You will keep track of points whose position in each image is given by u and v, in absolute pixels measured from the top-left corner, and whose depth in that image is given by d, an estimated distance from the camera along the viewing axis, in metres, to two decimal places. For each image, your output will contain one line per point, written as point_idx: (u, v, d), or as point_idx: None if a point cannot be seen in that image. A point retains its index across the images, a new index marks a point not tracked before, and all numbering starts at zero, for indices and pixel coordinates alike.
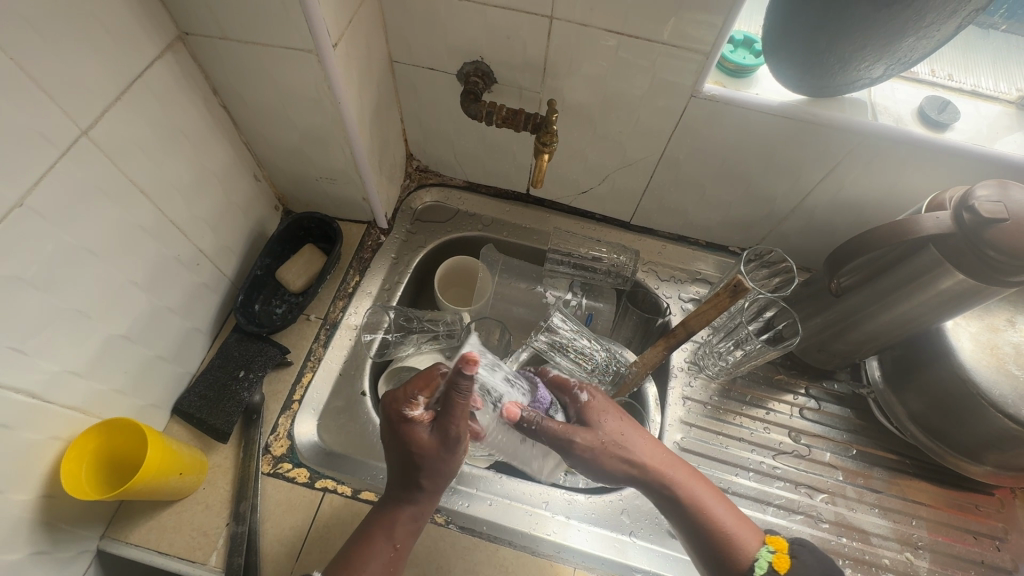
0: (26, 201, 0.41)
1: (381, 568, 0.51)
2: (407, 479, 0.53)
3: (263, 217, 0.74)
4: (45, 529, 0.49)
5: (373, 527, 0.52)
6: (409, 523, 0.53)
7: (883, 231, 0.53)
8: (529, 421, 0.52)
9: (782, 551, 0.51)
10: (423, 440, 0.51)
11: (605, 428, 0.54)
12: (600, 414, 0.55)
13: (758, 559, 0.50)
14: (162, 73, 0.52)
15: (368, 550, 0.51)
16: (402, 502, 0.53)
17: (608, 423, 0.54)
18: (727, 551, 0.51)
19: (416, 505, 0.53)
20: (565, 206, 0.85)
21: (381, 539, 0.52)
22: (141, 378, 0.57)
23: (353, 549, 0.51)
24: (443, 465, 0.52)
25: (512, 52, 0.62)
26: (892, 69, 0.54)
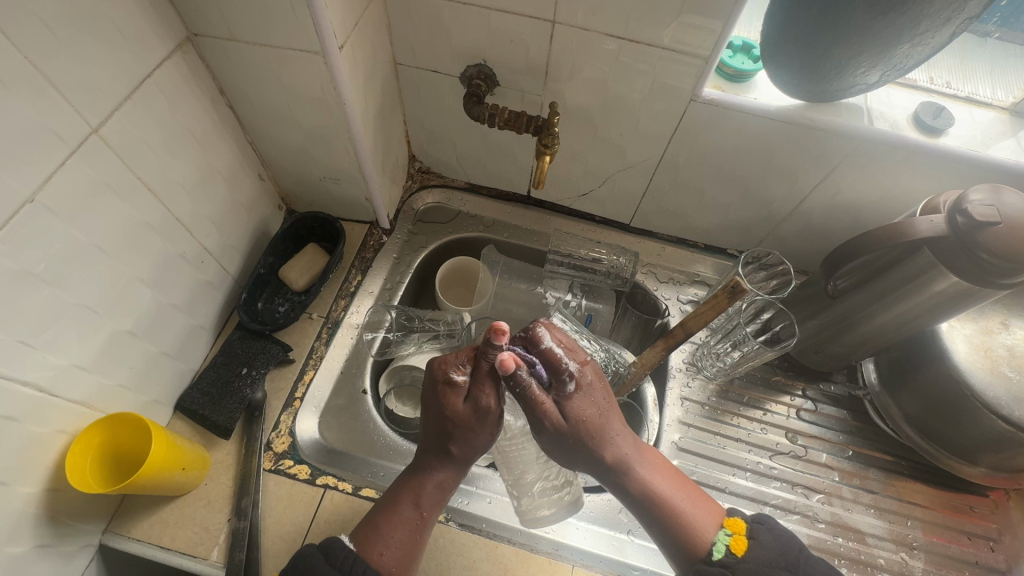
0: (38, 197, 0.42)
1: (406, 534, 0.51)
2: (439, 445, 0.53)
3: (266, 217, 0.74)
4: (48, 522, 0.49)
5: (399, 495, 0.52)
6: (436, 490, 0.53)
7: (878, 234, 0.53)
8: (518, 381, 0.49)
9: (741, 533, 0.51)
10: (460, 406, 0.51)
11: (584, 414, 0.51)
12: (587, 394, 0.51)
13: (714, 545, 0.51)
14: (170, 72, 0.52)
15: (390, 515, 0.51)
16: (428, 472, 0.53)
17: (586, 409, 0.51)
18: (681, 537, 0.52)
19: (442, 475, 0.53)
20: (566, 208, 0.86)
21: (407, 504, 0.52)
22: (145, 374, 0.58)
23: (380, 516, 0.52)
24: (473, 436, 0.52)
25: (515, 55, 0.63)
26: (888, 74, 0.55)
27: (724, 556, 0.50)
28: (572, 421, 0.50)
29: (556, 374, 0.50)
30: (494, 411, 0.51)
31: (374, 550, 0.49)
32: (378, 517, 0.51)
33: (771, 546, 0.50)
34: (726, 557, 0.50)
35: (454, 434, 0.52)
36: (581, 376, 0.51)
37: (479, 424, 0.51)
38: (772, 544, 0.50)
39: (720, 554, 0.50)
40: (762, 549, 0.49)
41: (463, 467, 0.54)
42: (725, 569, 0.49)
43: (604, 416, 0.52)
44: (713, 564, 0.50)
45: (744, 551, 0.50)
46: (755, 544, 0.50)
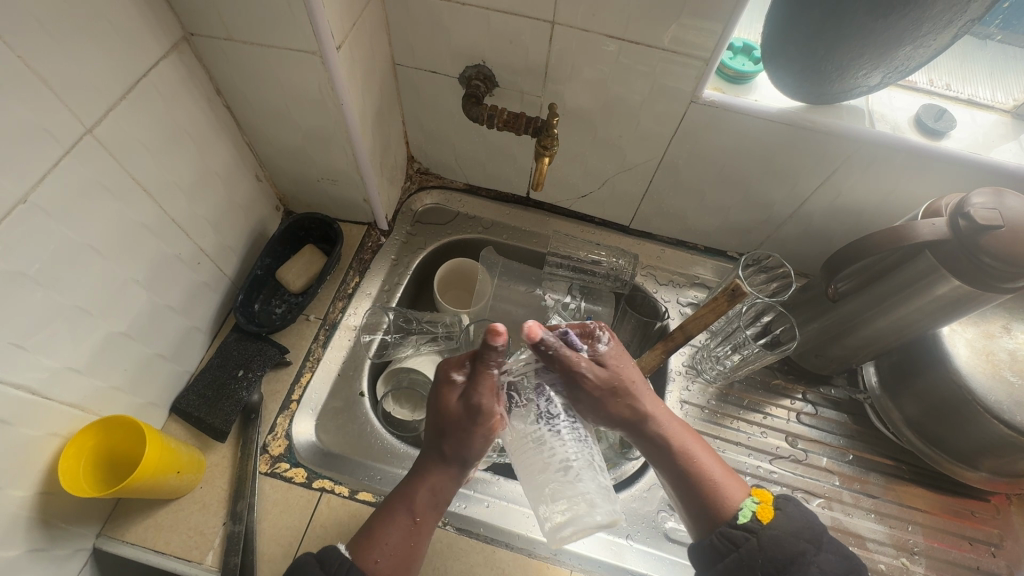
0: (31, 197, 0.42)
1: (402, 540, 0.49)
2: (437, 449, 0.53)
3: (263, 218, 0.74)
4: (40, 526, 0.48)
5: (395, 502, 0.51)
6: (430, 496, 0.52)
7: (880, 237, 0.53)
8: (547, 345, 0.50)
9: (768, 503, 0.50)
10: (452, 403, 0.51)
11: (619, 369, 0.53)
12: (617, 354, 0.54)
13: (741, 509, 0.49)
14: (167, 72, 0.52)
15: (386, 523, 0.50)
16: (425, 477, 0.52)
17: (620, 365, 0.54)
18: (709, 497, 0.51)
19: (438, 480, 0.52)
20: (565, 210, 0.86)
21: (402, 510, 0.51)
22: (140, 376, 0.57)
23: (374, 522, 0.51)
24: (464, 438, 0.51)
25: (514, 56, 0.63)
26: (890, 77, 0.55)
27: (749, 521, 0.48)
28: (608, 374, 0.52)
29: (586, 337, 0.54)
30: (485, 411, 0.49)
31: (369, 558, 0.48)
32: (374, 523, 0.50)
33: (799, 518, 0.48)
34: (751, 523, 0.48)
35: (447, 435, 0.51)
36: (611, 338, 0.55)
37: (470, 423, 0.50)
38: (797, 515, 0.48)
39: (744, 519, 0.49)
40: (789, 518, 0.48)
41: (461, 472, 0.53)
42: (749, 534, 0.48)
43: (634, 374, 0.54)
44: (737, 527, 0.48)
45: (770, 520, 0.48)
46: (783, 514, 0.48)
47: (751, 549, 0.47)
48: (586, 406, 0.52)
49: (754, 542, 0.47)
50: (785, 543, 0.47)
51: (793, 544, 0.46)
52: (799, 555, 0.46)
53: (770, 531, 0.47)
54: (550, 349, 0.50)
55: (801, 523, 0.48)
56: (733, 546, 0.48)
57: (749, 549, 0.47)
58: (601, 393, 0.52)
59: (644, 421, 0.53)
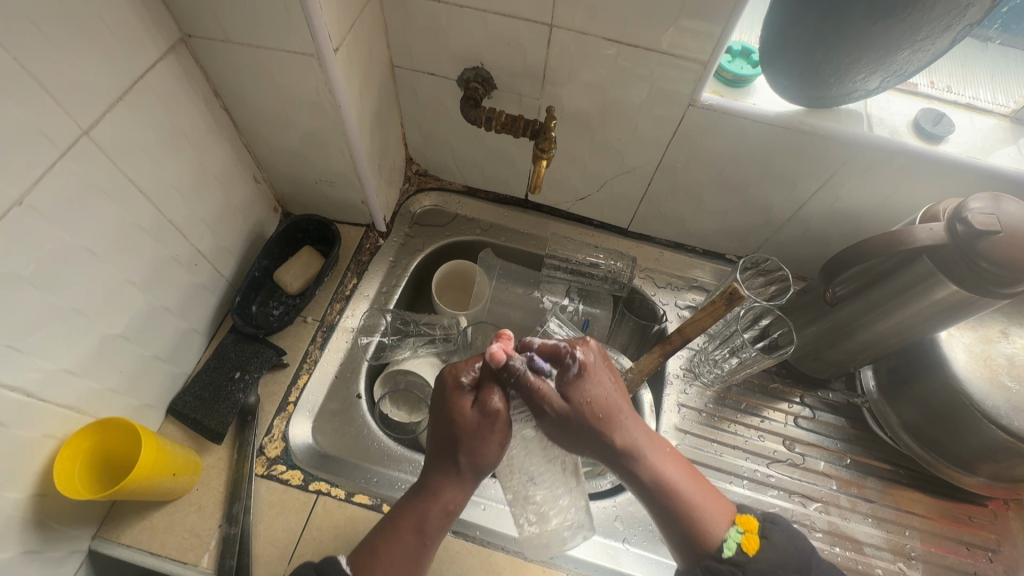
0: (26, 199, 0.41)
1: (407, 561, 0.48)
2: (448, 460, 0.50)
3: (261, 219, 0.74)
4: (35, 528, 0.48)
5: (400, 516, 0.50)
6: (439, 512, 0.49)
7: (877, 242, 0.53)
8: (513, 370, 0.49)
9: (753, 532, 0.50)
10: (466, 411, 0.50)
11: (593, 396, 0.50)
12: (593, 377, 0.51)
13: (725, 541, 0.49)
14: (164, 74, 0.52)
15: (392, 544, 0.48)
16: (435, 493, 0.50)
17: (593, 392, 0.51)
18: (692, 529, 0.50)
19: (448, 496, 0.50)
20: (564, 212, 0.86)
21: (406, 530, 0.49)
22: (136, 377, 0.57)
23: (377, 539, 0.49)
24: (480, 446, 0.50)
25: (512, 58, 0.63)
26: (888, 80, 0.55)
27: (734, 554, 0.48)
28: (577, 404, 0.50)
29: (558, 360, 0.52)
30: (503, 414, 0.50)
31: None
32: (376, 544, 0.49)
33: (785, 547, 0.48)
34: (736, 555, 0.48)
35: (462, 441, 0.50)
36: (584, 359, 0.51)
37: (484, 428, 0.49)
38: (785, 544, 0.48)
39: (729, 552, 0.48)
40: (775, 546, 0.48)
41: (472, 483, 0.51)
42: (734, 567, 0.48)
43: (613, 400, 0.51)
44: (723, 561, 0.48)
45: (756, 551, 0.48)
46: (768, 544, 0.49)
47: None
48: (558, 433, 0.51)
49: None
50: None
51: (781, 574, 0.47)
52: None
53: (757, 563, 0.47)
54: (516, 373, 0.49)
55: (791, 550, 0.48)
56: None
57: None
58: (568, 423, 0.50)
59: (624, 451, 0.51)
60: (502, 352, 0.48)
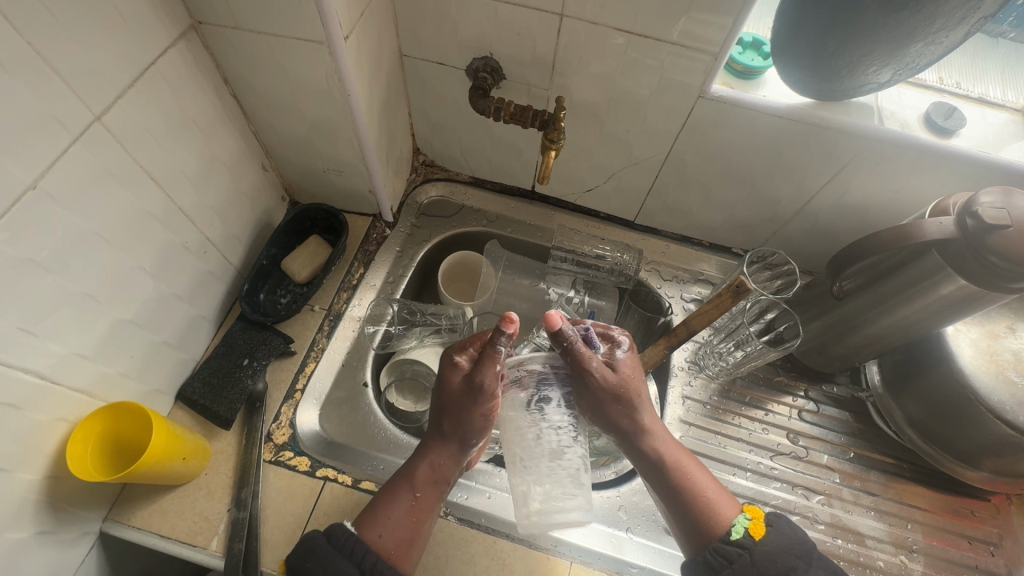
0: (39, 184, 0.42)
1: (407, 519, 0.50)
2: (436, 426, 0.54)
3: (269, 207, 0.74)
4: (48, 509, 0.49)
5: (396, 480, 0.53)
6: (429, 472, 0.53)
7: (886, 235, 0.53)
8: (567, 338, 0.50)
9: (760, 519, 0.50)
10: (455, 383, 0.53)
11: (632, 375, 0.53)
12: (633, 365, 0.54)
13: (733, 526, 0.50)
14: (174, 61, 0.52)
15: (396, 500, 0.51)
16: (429, 454, 0.53)
17: (633, 371, 0.53)
18: (697, 519, 0.51)
19: (437, 457, 0.53)
20: (570, 204, 0.86)
21: (404, 489, 0.52)
22: (146, 363, 0.58)
23: (376, 501, 0.52)
24: (464, 413, 0.52)
25: (521, 48, 0.62)
26: (899, 73, 0.55)
27: (742, 537, 0.49)
28: (624, 380, 0.52)
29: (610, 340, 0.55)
30: (485, 390, 0.50)
31: (373, 533, 0.49)
32: (386, 500, 0.51)
33: (789, 535, 0.49)
34: (744, 538, 0.49)
35: (449, 407, 0.53)
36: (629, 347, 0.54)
37: (470, 403, 0.51)
38: (789, 532, 0.49)
39: (737, 535, 0.49)
40: (779, 534, 0.49)
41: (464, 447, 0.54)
42: (742, 549, 0.48)
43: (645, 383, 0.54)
44: (731, 543, 0.49)
45: (762, 536, 0.49)
46: (774, 531, 0.49)
47: (745, 564, 0.48)
48: (592, 408, 0.52)
49: (746, 558, 0.48)
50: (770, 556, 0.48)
51: (784, 560, 0.47)
52: (790, 570, 0.47)
53: (763, 547, 0.48)
54: (569, 341, 0.50)
55: (791, 538, 0.49)
56: (726, 561, 0.48)
57: (742, 565, 0.48)
58: (609, 395, 0.51)
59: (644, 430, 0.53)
60: (560, 314, 0.50)
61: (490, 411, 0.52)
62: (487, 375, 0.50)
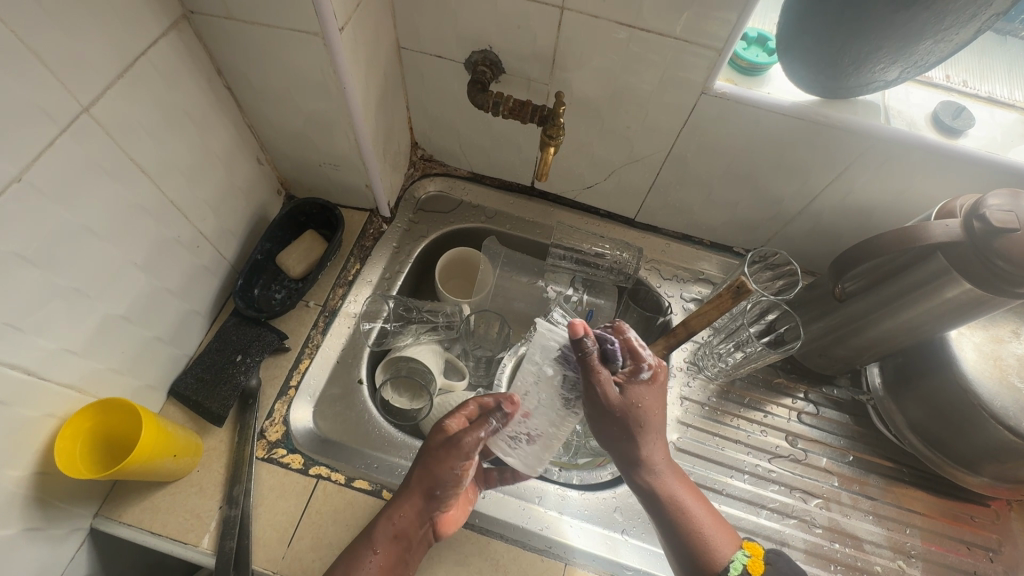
0: (26, 175, 0.41)
1: None
2: (408, 479, 0.55)
3: (264, 201, 0.73)
4: (36, 506, 0.48)
5: (363, 535, 0.53)
6: (393, 532, 0.52)
7: (891, 237, 0.52)
8: (585, 349, 0.48)
9: (758, 557, 0.52)
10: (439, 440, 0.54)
11: (641, 402, 0.51)
12: (649, 392, 0.52)
13: (733, 561, 0.51)
14: (166, 51, 0.51)
15: (359, 557, 0.51)
16: (392, 512, 0.53)
17: (644, 398, 0.52)
18: (695, 553, 0.51)
19: (399, 513, 0.53)
20: (570, 201, 0.84)
21: (366, 546, 0.51)
22: (138, 358, 0.57)
23: (344, 557, 0.51)
24: (435, 472, 0.52)
25: (521, 42, 0.61)
26: (907, 72, 0.53)
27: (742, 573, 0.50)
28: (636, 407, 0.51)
29: (634, 360, 0.52)
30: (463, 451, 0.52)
31: None
32: (351, 554, 0.51)
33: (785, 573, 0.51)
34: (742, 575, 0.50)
35: (421, 462, 0.54)
36: (654, 372, 0.52)
37: (445, 462, 0.52)
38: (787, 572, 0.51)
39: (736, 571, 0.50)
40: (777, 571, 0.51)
41: (430, 509, 0.53)
42: None
43: (654, 414, 0.53)
44: None
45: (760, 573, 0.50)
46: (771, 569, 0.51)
47: None
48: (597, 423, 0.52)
49: None
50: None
51: None
52: None
53: None
54: (585, 353, 0.48)
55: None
56: None
57: None
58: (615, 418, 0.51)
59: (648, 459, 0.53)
60: (583, 326, 0.48)
61: (461, 475, 0.52)
62: (469, 436, 0.51)
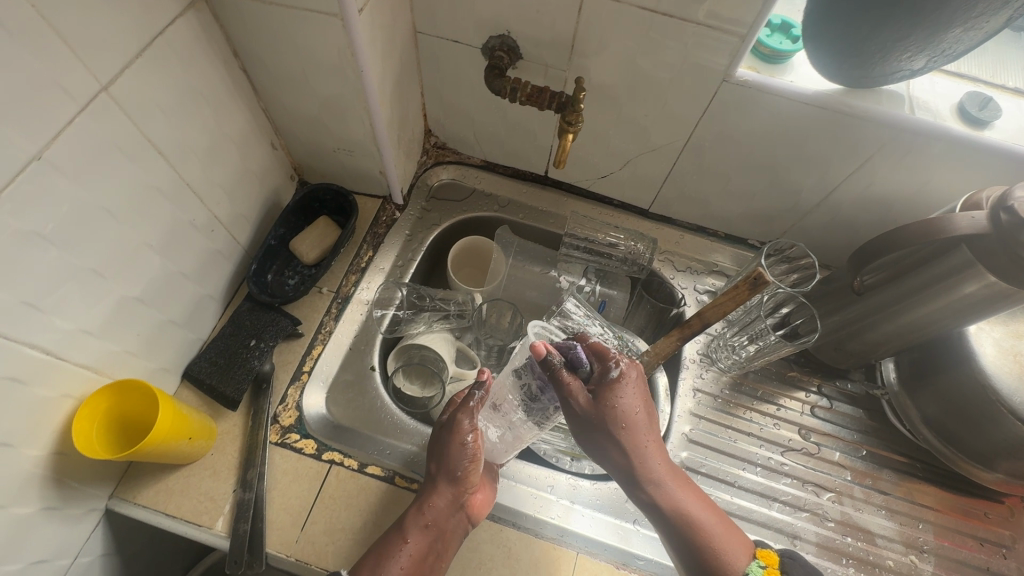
0: (45, 154, 0.41)
1: (401, 566, 0.50)
2: (430, 473, 0.57)
3: (278, 186, 0.73)
4: (54, 485, 0.49)
5: (393, 530, 0.53)
6: (422, 523, 0.53)
7: (914, 229, 0.51)
8: (552, 365, 0.49)
9: (774, 567, 0.50)
10: (444, 423, 0.58)
11: (619, 404, 0.51)
12: (626, 393, 0.52)
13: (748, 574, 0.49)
14: (183, 31, 0.50)
15: (391, 550, 0.51)
16: (421, 505, 0.55)
17: (623, 399, 0.52)
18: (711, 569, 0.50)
19: (428, 504, 0.54)
20: (584, 190, 0.84)
21: (395, 538, 0.52)
22: (153, 341, 0.57)
23: (376, 552, 0.52)
24: (446, 454, 0.55)
25: (540, 27, 0.60)
26: (934, 61, 0.52)
27: None
28: (613, 410, 0.51)
29: (601, 361, 0.52)
30: (465, 429, 0.56)
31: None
32: (384, 547, 0.52)
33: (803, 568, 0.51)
34: None
35: (435, 451, 0.57)
36: (626, 371, 0.52)
37: (451, 442, 0.56)
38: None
39: None
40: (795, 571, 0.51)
41: (459, 495, 0.54)
42: None
43: (637, 417, 0.52)
44: None
45: None
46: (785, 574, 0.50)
47: None
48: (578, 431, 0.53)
49: None
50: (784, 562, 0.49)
51: None
52: None
53: None
54: (553, 368, 0.49)
55: None
56: None
57: None
58: (595, 424, 0.51)
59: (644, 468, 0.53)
60: (545, 345, 0.48)
61: (473, 448, 0.55)
62: (465, 411, 0.57)
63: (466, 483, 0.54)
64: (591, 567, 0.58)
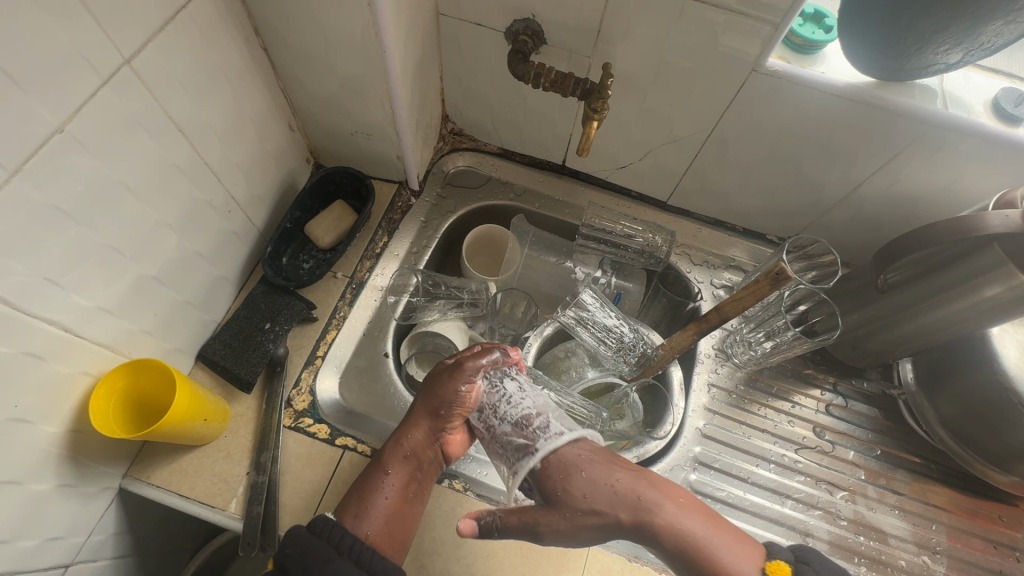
0: (68, 126, 0.40)
1: (383, 500, 0.50)
2: (412, 407, 0.56)
3: (293, 169, 0.72)
4: (70, 462, 0.49)
5: (373, 467, 0.53)
6: (403, 456, 0.53)
7: (943, 227, 0.51)
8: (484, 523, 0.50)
9: None
10: (437, 368, 0.57)
11: (563, 480, 0.48)
12: (563, 466, 0.49)
13: None
14: (206, 5, 0.49)
15: (374, 486, 0.51)
16: (400, 437, 0.54)
17: (562, 465, 0.49)
18: None
19: (407, 436, 0.54)
20: (601, 180, 0.83)
21: (377, 470, 0.52)
22: (169, 321, 0.57)
23: (358, 488, 0.51)
24: (436, 392, 0.54)
25: (565, 11, 0.59)
26: (971, 55, 0.51)
27: None
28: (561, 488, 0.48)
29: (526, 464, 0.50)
30: (464, 377, 0.54)
31: (351, 514, 0.49)
32: (366, 481, 0.51)
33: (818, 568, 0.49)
34: None
35: (424, 390, 0.56)
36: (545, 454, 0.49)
37: (445, 384, 0.54)
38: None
39: None
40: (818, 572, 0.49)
41: (438, 429, 0.54)
42: None
43: (585, 473, 0.48)
44: None
45: None
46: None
47: None
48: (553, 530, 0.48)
49: None
50: (824, 560, 0.46)
51: None
52: None
53: None
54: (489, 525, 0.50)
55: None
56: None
57: None
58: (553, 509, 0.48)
59: (631, 508, 0.48)
60: (471, 527, 0.50)
61: (466, 394, 0.53)
62: (470, 360, 0.55)
63: (449, 420, 0.54)
64: (603, 558, 0.57)
